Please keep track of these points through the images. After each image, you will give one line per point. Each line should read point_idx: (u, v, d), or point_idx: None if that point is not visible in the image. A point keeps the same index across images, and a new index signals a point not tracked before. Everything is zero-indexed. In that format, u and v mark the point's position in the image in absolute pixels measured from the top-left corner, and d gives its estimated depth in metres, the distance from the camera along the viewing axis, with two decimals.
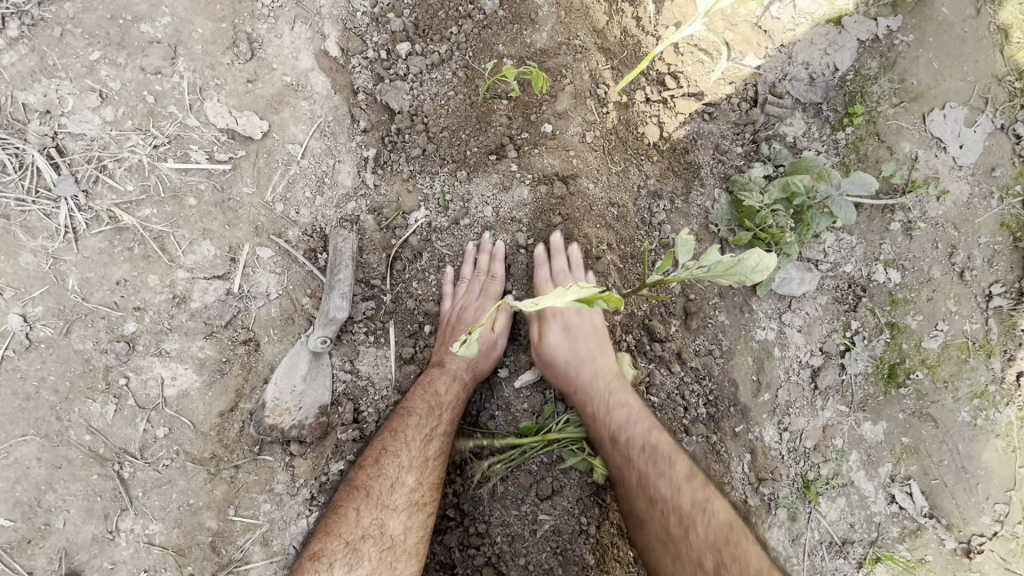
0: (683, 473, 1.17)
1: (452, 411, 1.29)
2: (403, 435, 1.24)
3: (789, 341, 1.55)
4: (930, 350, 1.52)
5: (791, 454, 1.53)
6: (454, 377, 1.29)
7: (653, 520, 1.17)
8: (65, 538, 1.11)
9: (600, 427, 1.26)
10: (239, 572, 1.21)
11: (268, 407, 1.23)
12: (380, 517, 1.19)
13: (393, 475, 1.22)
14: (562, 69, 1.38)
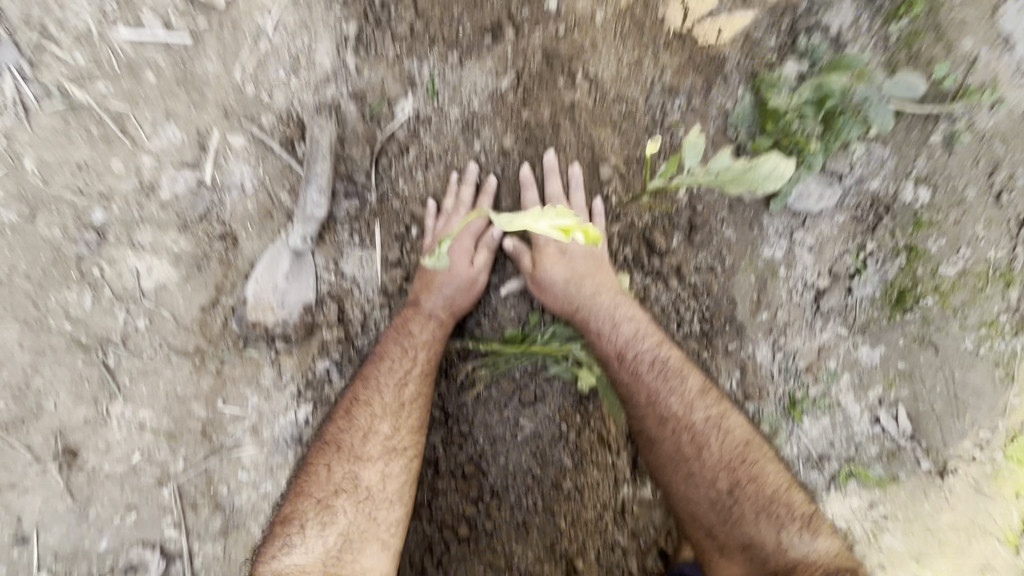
0: (696, 389, 1.25)
1: (420, 356, 1.26)
2: (370, 382, 1.24)
3: (796, 260, 1.47)
4: (946, 276, 1.44)
5: (779, 372, 1.52)
6: (420, 325, 1.26)
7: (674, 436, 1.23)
8: (58, 419, 1.17)
9: (606, 345, 1.27)
10: (231, 457, 1.25)
11: (249, 304, 1.21)
12: (350, 466, 1.20)
13: (361, 422, 1.22)
14: None
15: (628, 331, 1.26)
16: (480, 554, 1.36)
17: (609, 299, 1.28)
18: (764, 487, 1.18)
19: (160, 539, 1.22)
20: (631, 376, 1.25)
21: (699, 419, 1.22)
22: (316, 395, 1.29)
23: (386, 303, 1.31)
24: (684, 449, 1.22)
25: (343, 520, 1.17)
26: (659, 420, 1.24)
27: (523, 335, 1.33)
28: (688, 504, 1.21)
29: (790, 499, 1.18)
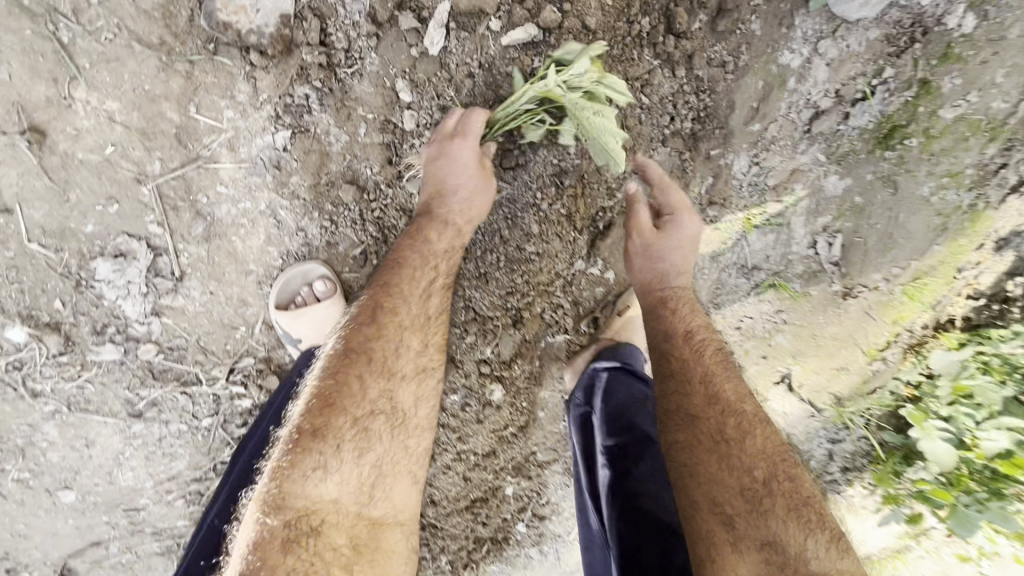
0: (748, 388, 1.30)
1: (460, 210, 1.29)
2: (410, 249, 1.27)
3: (807, 74, 1.42)
4: (941, 120, 1.44)
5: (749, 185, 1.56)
6: (455, 185, 1.27)
7: (716, 416, 1.22)
8: (16, 93, 1.15)
9: (677, 322, 1.35)
10: (208, 168, 1.27)
11: (220, 1, 1.15)
12: (403, 317, 1.24)
13: (405, 280, 1.25)
14: None
15: (700, 321, 1.36)
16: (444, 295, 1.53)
17: (683, 274, 1.40)
18: (797, 498, 1.13)
19: (144, 233, 1.30)
20: (697, 355, 1.31)
21: (750, 417, 1.23)
22: (294, 122, 1.28)
23: (375, 33, 1.25)
24: (726, 440, 1.19)
25: (413, 355, 1.24)
26: (711, 399, 1.25)
27: (513, 99, 1.35)
28: (710, 484, 1.15)
29: (815, 518, 1.11)
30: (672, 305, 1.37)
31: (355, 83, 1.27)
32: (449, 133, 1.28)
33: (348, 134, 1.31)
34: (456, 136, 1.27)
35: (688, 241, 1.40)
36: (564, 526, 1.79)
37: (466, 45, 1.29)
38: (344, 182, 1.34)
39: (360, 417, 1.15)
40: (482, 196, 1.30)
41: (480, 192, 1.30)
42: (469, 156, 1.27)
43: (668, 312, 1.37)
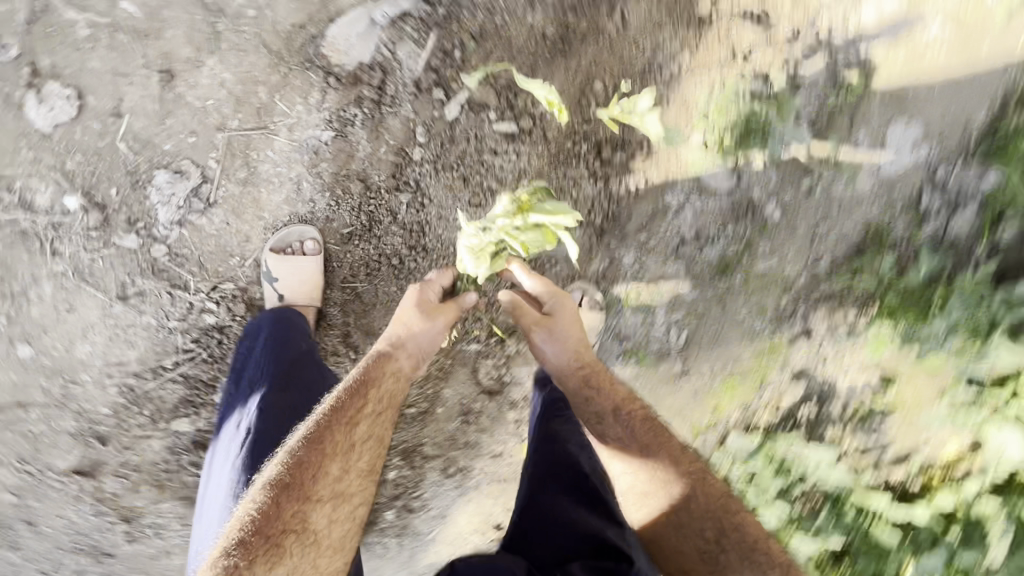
0: (678, 445, 1.63)
1: (413, 353, 1.71)
2: (371, 364, 1.66)
3: (682, 212, 2.08)
4: (757, 268, 2.08)
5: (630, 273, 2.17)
6: (412, 329, 1.71)
7: (691, 488, 1.54)
8: (169, 47, 1.70)
9: (604, 401, 1.69)
10: (268, 137, 1.80)
11: (327, 42, 1.75)
12: (360, 413, 1.57)
13: (361, 390, 1.61)
14: None
15: (611, 389, 1.72)
16: (401, 280, 2.00)
17: (580, 351, 1.75)
18: (707, 509, 1.52)
19: (202, 163, 1.79)
20: (608, 413, 1.68)
21: (667, 459, 1.60)
22: (338, 127, 1.83)
23: (414, 92, 1.82)
24: (649, 477, 1.60)
25: (331, 479, 1.47)
26: (627, 445, 1.65)
27: (493, 163, 1.92)
28: (690, 536, 1.51)
29: (738, 524, 1.50)
30: (574, 389, 1.73)
31: (390, 118, 1.85)
32: (421, 295, 1.78)
33: (372, 149, 1.87)
34: (427, 304, 1.77)
35: (568, 310, 1.78)
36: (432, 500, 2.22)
37: (470, 118, 1.87)
38: (356, 181, 1.90)
39: (314, 496, 1.43)
40: (436, 328, 1.73)
41: (434, 334, 1.73)
42: (427, 299, 1.78)
43: (573, 386, 1.73)
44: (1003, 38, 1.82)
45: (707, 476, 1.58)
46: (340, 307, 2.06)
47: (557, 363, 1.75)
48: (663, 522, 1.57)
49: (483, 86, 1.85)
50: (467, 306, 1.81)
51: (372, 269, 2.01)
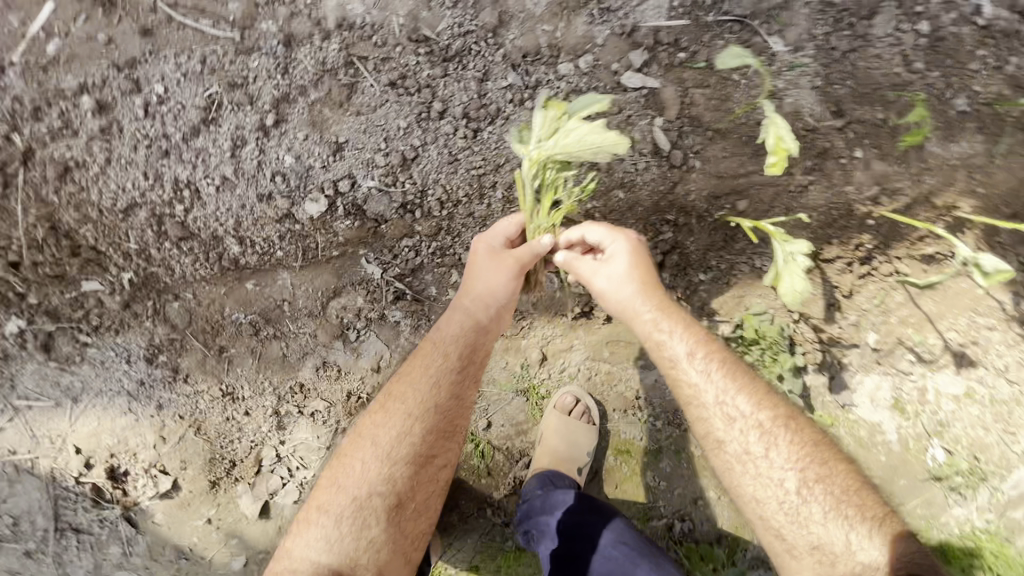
0: (766, 402, 1.34)
1: (482, 350, 1.45)
2: (417, 375, 1.40)
3: (646, 372, 1.86)
4: (642, 479, 1.85)
5: (550, 371, 1.88)
6: (484, 298, 1.43)
7: (763, 416, 1.32)
8: None
9: (686, 334, 1.39)
10: None
11: None
12: (416, 427, 1.37)
13: (413, 407, 1.38)
14: (926, 172, 1.60)
15: (714, 359, 1.38)
16: (418, 126, 1.46)
17: (663, 308, 1.40)
18: (796, 449, 1.29)
19: None
20: (704, 380, 1.35)
21: (762, 400, 1.34)
22: None
23: (626, 32, 1.53)
24: (747, 445, 1.31)
25: (400, 434, 1.36)
26: (730, 420, 1.32)
27: (615, 155, 1.55)
28: (753, 481, 1.29)
29: (822, 473, 1.27)
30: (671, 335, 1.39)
31: (584, 17, 1.51)
32: (490, 249, 1.46)
33: (540, 13, 1.50)
34: (494, 254, 1.46)
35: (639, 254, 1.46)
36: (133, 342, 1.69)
37: (638, 102, 1.54)
38: (493, 13, 1.48)
39: (405, 458, 1.35)
40: (503, 286, 1.44)
41: (501, 284, 1.43)
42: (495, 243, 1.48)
43: (670, 334, 1.38)
44: (921, 493, 1.92)
45: (797, 426, 1.33)
46: (319, 73, 1.44)
47: (632, 298, 1.41)
48: (747, 475, 1.30)
49: (677, 92, 1.54)
50: (535, 251, 1.45)
51: (403, 87, 1.46)
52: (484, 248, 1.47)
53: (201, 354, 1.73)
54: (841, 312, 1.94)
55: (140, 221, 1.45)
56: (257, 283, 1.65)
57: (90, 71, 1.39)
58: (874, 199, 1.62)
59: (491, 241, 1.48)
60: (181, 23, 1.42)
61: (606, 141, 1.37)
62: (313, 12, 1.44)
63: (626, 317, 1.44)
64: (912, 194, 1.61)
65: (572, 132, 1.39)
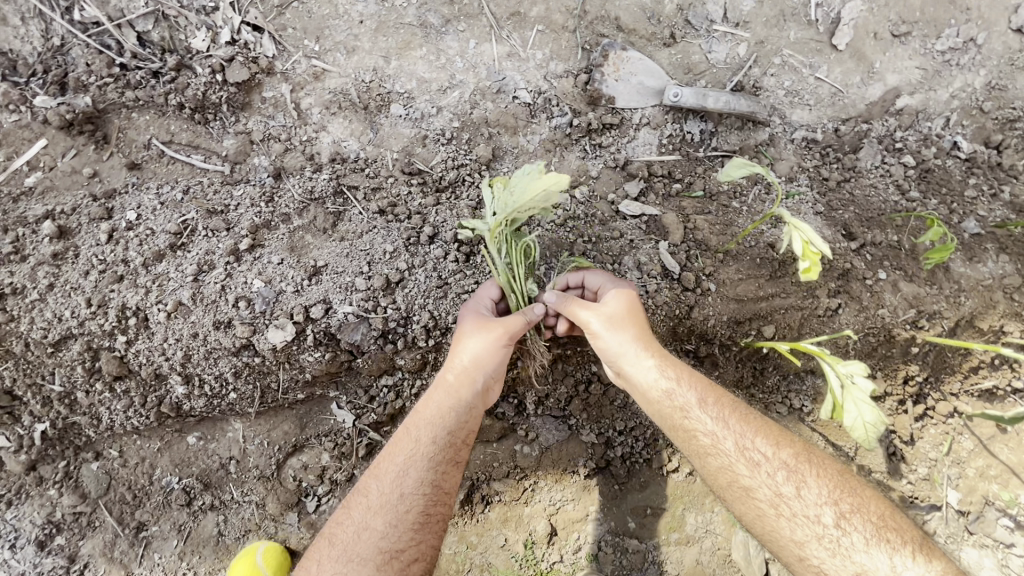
0: (786, 442, 1.12)
1: (463, 429, 1.16)
2: (384, 467, 1.12)
3: (681, 546, 1.49)
4: None
5: (563, 551, 1.48)
6: (466, 373, 1.17)
7: (790, 463, 1.09)
8: None
9: (693, 385, 1.17)
10: (484, 43, 1.49)
11: (614, 53, 1.50)
12: (380, 521, 1.07)
13: (376, 500, 1.09)
14: (962, 294, 1.46)
15: (721, 403, 1.15)
16: (406, 250, 1.34)
17: (661, 359, 1.17)
18: (828, 481, 1.08)
19: None
20: (721, 431, 1.12)
21: (780, 441, 1.12)
22: (538, 106, 1.51)
23: (621, 164, 1.51)
24: (777, 487, 1.07)
25: (366, 534, 1.06)
26: (754, 465, 1.09)
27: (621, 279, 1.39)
28: (792, 537, 1.05)
29: (861, 510, 1.04)
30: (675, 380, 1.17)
31: (577, 151, 1.51)
32: (479, 316, 1.22)
33: (533, 149, 1.50)
34: (482, 322, 1.20)
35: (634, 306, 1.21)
36: (29, 517, 1.33)
37: (639, 229, 1.45)
38: (487, 147, 1.48)
39: (369, 558, 1.02)
40: (490, 357, 1.18)
41: (494, 354, 1.18)
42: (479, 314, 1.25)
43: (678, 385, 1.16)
44: None
45: (824, 459, 1.11)
46: (305, 202, 1.38)
47: (629, 354, 1.17)
48: (784, 528, 1.06)
49: (679, 218, 1.46)
50: (528, 318, 1.22)
51: (394, 215, 1.40)
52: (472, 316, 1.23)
53: (111, 534, 1.35)
54: (908, 465, 1.63)
55: (72, 357, 1.24)
56: (202, 436, 1.37)
57: (65, 200, 1.34)
58: (913, 322, 1.46)
59: (478, 306, 1.25)
60: (171, 158, 1.40)
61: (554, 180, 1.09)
62: (307, 147, 1.44)
63: (618, 365, 1.20)
64: (953, 317, 1.45)
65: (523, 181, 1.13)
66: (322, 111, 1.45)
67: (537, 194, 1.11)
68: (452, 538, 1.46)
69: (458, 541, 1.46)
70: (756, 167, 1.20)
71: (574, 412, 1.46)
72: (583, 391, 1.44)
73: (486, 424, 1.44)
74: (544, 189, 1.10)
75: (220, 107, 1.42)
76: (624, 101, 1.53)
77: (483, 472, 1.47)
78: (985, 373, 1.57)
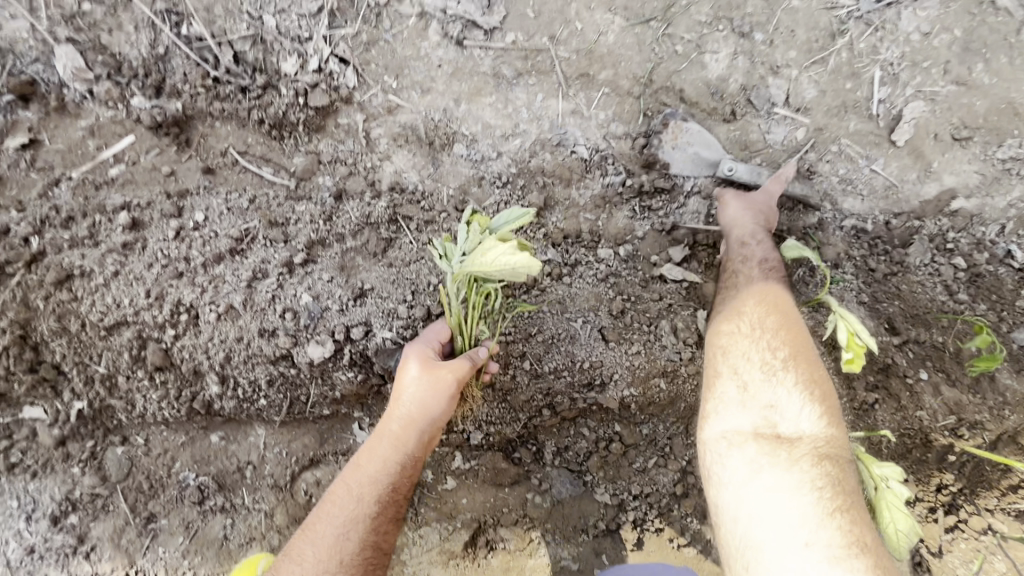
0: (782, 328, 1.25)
1: (403, 485, 1.23)
2: (323, 529, 1.18)
3: None
4: None
5: None
6: (408, 427, 1.22)
7: (771, 326, 1.25)
8: None
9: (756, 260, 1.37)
10: (552, 96, 1.55)
11: (674, 124, 1.55)
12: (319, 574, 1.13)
13: (314, 565, 1.15)
14: (1010, 410, 1.40)
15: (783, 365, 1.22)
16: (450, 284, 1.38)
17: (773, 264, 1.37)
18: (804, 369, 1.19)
19: (502, 26, 1.53)
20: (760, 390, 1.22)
21: (780, 323, 1.25)
22: (595, 162, 1.55)
23: (668, 228, 1.53)
24: (761, 339, 1.25)
25: None
26: (756, 316, 1.28)
27: (656, 341, 1.39)
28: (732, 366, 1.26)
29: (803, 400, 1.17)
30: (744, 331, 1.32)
31: (625, 212, 1.54)
32: (425, 358, 1.23)
33: (584, 203, 1.54)
34: (427, 368, 1.22)
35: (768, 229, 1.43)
36: (47, 494, 1.36)
37: (679, 293, 1.47)
38: (540, 195, 1.53)
39: None
40: (432, 406, 1.22)
41: (436, 405, 1.22)
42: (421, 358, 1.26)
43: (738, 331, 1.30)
44: None
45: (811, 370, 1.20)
46: (361, 225, 1.44)
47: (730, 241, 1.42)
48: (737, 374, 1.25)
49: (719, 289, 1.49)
50: (473, 360, 1.24)
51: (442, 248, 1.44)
52: (415, 361, 1.23)
53: (122, 520, 1.37)
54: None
55: (120, 343, 1.29)
56: (225, 436, 1.39)
57: (141, 194, 1.44)
58: (952, 429, 1.42)
59: (423, 348, 1.27)
60: (244, 167, 1.49)
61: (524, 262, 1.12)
62: (370, 174, 1.51)
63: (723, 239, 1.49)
64: (995, 430, 1.40)
65: (493, 251, 1.14)
66: (389, 142, 1.52)
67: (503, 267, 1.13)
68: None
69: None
70: (807, 250, 1.30)
71: (591, 469, 1.44)
72: (603, 449, 1.43)
73: (502, 467, 1.43)
74: (510, 267, 1.13)
75: (297, 127, 1.51)
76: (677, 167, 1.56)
77: (491, 516, 1.45)
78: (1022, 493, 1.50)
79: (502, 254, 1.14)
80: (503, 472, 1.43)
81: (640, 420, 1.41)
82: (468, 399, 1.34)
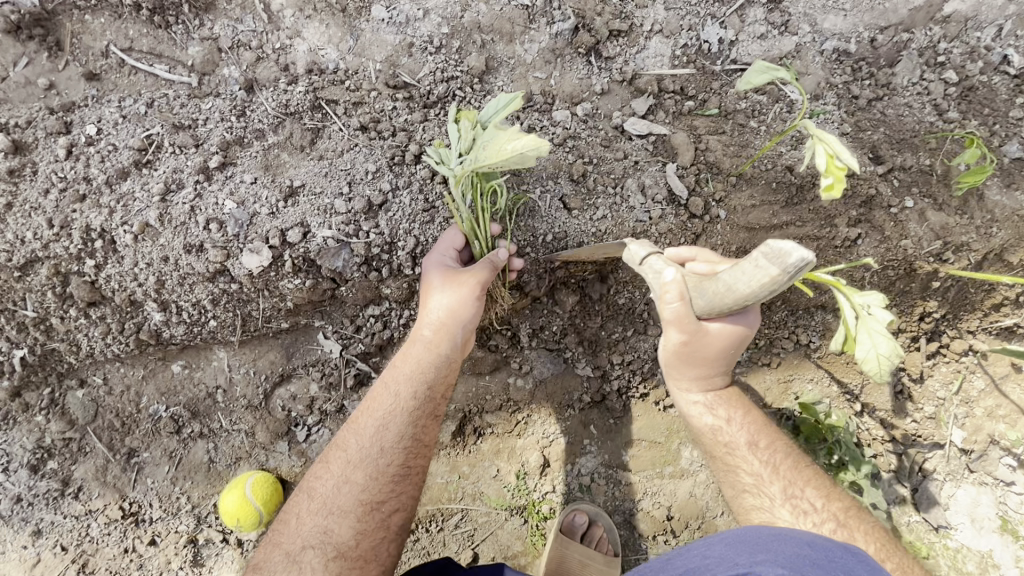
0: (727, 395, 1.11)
1: (443, 383, 1.11)
2: (362, 422, 1.07)
3: (673, 478, 1.48)
4: None
5: (555, 481, 1.48)
6: (442, 327, 1.11)
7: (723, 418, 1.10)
8: None
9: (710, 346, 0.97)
10: None
11: None
12: (360, 474, 1.02)
13: (357, 454, 1.05)
14: (995, 226, 1.34)
15: (774, 449, 1.08)
16: (390, 169, 1.24)
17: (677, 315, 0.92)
18: (748, 421, 1.10)
19: None
20: (767, 472, 1.05)
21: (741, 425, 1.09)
22: (538, 10, 1.34)
23: (627, 78, 1.35)
24: (710, 408, 1.08)
25: (349, 488, 1.02)
26: (725, 419, 1.09)
27: (624, 203, 1.28)
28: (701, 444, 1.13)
29: (768, 447, 1.08)
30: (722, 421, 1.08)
31: (579, 66, 1.35)
32: (445, 269, 1.13)
33: (532, 60, 1.34)
34: (450, 276, 1.12)
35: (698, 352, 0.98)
36: (19, 445, 1.32)
37: (645, 150, 1.32)
38: (480, 58, 1.33)
39: (352, 510, 1.00)
40: (466, 306, 1.11)
41: (467, 302, 1.11)
42: (444, 262, 1.15)
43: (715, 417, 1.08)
44: None
45: (755, 419, 1.11)
46: (280, 116, 1.26)
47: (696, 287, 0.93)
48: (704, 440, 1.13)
49: (689, 138, 1.32)
50: (493, 263, 1.14)
51: (377, 131, 1.27)
52: (437, 272, 1.14)
53: (102, 459, 1.35)
54: (914, 403, 1.57)
55: (39, 282, 1.17)
56: (187, 364, 1.33)
57: (18, 113, 1.22)
58: (937, 256, 1.36)
59: (442, 259, 1.17)
60: (133, 68, 1.27)
61: (530, 145, 0.94)
62: (281, 56, 1.29)
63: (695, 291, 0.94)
64: (982, 249, 1.35)
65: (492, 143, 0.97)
66: (295, 14, 1.30)
67: (507, 157, 0.95)
68: (445, 466, 1.46)
69: (452, 468, 1.46)
70: (779, 72, 1.10)
71: (570, 346, 1.40)
72: (579, 324, 1.37)
73: (478, 356, 1.38)
74: (520, 154, 0.94)
75: (182, 8, 1.27)
76: (631, 2, 1.36)
77: (476, 404, 1.44)
78: (1009, 310, 1.47)
79: (510, 142, 0.96)
80: (482, 360, 1.39)
81: (615, 290, 1.34)
82: (497, 300, 1.27)
